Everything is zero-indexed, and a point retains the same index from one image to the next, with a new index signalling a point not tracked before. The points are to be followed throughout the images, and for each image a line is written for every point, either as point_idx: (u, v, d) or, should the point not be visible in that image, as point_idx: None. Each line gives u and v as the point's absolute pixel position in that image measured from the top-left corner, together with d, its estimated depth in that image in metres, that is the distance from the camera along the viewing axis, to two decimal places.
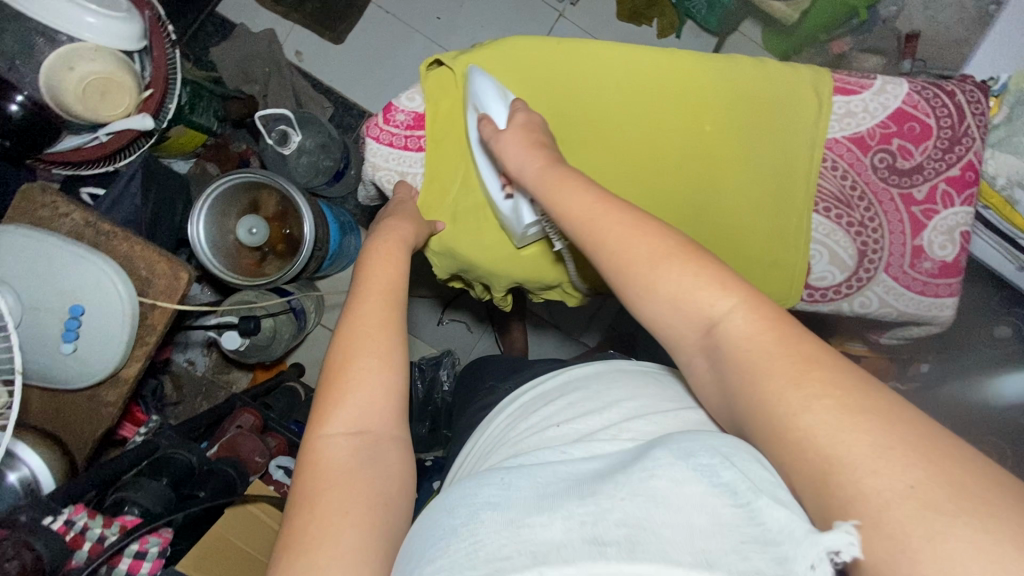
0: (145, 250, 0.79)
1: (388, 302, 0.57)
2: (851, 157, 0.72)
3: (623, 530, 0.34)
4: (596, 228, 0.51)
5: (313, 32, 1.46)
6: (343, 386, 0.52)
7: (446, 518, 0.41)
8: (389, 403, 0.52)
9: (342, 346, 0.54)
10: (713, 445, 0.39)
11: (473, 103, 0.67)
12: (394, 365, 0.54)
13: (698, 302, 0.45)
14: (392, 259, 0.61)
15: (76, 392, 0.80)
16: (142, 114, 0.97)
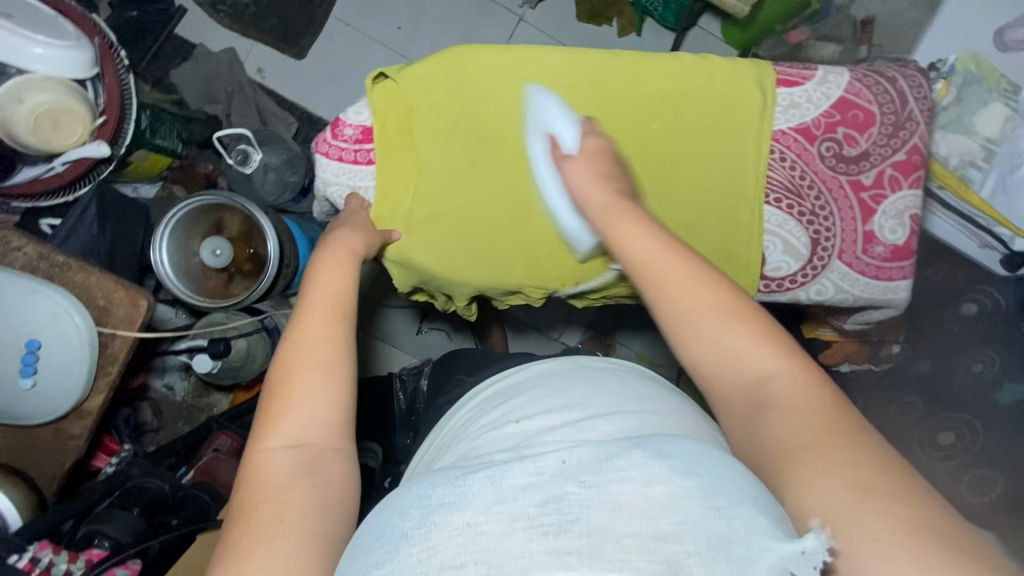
0: (101, 279, 0.79)
1: (332, 313, 0.57)
2: (798, 147, 0.72)
3: (587, 536, 0.34)
4: (657, 269, 0.51)
5: (274, 49, 1.45)
6: (284, 399, 0.52)
7: (398, 521, 0.38)
8: (333, 415, 0.52)
9: (286, 359, 0.54)
10: (685, 451, 0.39)
11: (541, 128, 0.68)
12: (339, 377, 0.54)
13: (750, 356, 0.47)
14: (340, 269, 0.61)
15: (41, 427, 0.79)
16: (97, 142, 0.96)
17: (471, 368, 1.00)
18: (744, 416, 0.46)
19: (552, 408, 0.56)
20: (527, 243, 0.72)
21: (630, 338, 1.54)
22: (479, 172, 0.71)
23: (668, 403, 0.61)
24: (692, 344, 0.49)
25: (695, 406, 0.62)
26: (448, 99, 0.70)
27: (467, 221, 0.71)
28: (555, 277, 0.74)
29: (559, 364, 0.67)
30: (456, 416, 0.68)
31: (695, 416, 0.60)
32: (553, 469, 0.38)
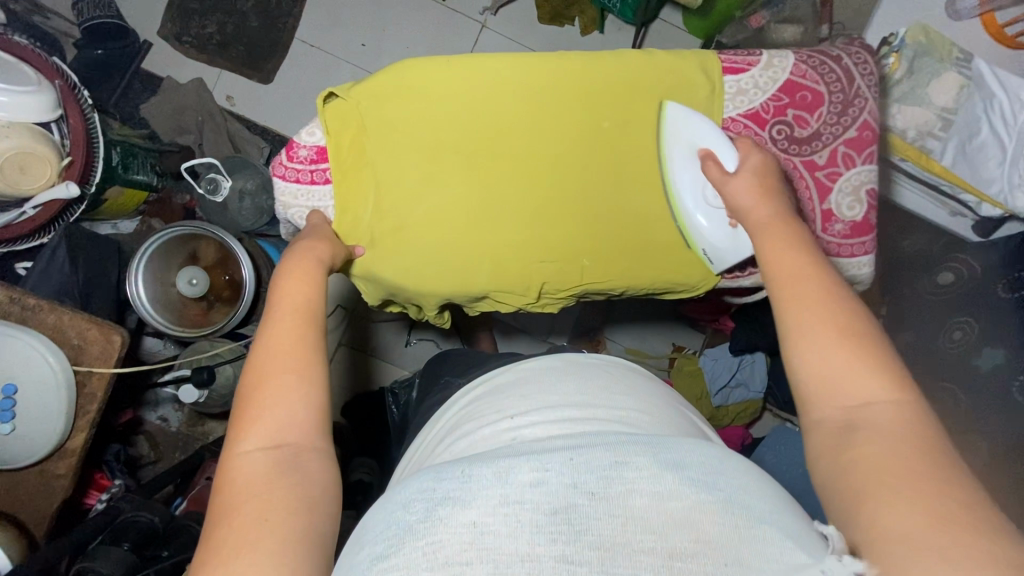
0: (73, 318, 0.79)
1: (303, 320, 0.58)
2: (749, 133, 0.73)
3: (598, 548, 0.34)
4: (794, 280, 0.48)
5: (241, 75, 1.46)
6: (260, 404, 0.52)
7: (402, 514, 0.39)
8: (309, 416, 0.53)
9: (259, 366, 0.54)
10: (701, 461, 0.40)
11: (688, 145, 0.68)
12: (313, 379, 0.54)
13: (860, 380, 0.42)
14: (308, 279, 0.62)
15: (25, 469, 0.80)
16: (66, 182, 0.97)
17: (458, 368, 1.01)
18: (831, 439, 0.41)
19: (537, 413, 0.57)
20: (505, 250, 0.72)
21: (618, 332, 1.55)
22: (439, 181, 0.71)
23: (650, 402, 0.61)
24: (805, 361, 0.44)
25: (669, 403, 0.63)
26: (398, 112, 0.70)
27: (427, 229, 0.71)
28: (518, 279, 0.74)
29: (545, 362, 0.68)
30: (443, 420, 0.69)
31: (668, 415, 0.61)
32: (560, 470, 0.39)
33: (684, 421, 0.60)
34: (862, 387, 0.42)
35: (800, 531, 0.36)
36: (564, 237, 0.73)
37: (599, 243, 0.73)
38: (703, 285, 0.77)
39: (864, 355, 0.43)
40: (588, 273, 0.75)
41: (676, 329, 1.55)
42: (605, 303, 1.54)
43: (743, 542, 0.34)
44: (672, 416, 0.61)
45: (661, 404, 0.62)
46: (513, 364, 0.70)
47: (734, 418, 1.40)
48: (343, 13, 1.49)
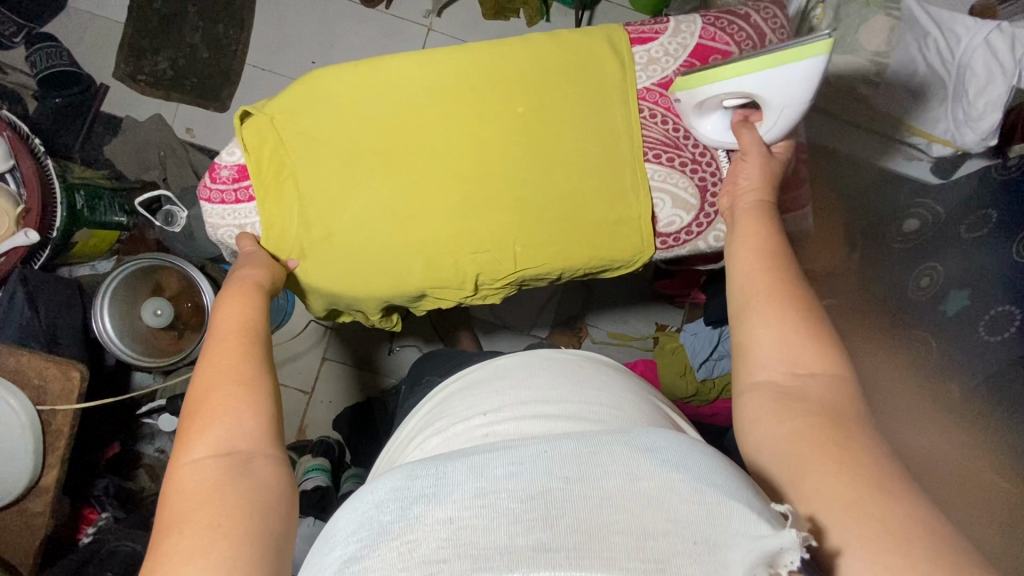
0: (32, 358, 0.82)
1: (244, 338, 0.58)
2: (665, 101, 0.73)
3: (574, 532, 0.34)
4: (753, 259, 0.58)
5: (198, 107, 1.48)
6: (206, 416, 0.51)
7: (375, 515, 0.37)
8: (258, 422, 0.52)
9: (205, 384, 0.54)
10: (671, 445, 0.39)
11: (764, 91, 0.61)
12: (258, 387, 0.54)
13: (797, 357, 0.51)
14: (248, 300, 0.63)
15: (4, 511, 0.81)
16: (25, 230, 0.99)
17: (434, 367, 1.01)
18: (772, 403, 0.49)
19: (513, 407, 0.57)
20: (454, 245, 0.72)
21: (600, 318, 1.53)
22: (364, 184, 0.71)
23: (614, 393, 0.60)
24: (754, 331, 0.54)
25: (622, 386, 0.63)
26: (315, 121, 0.71)
27: (359, 235, 0.71)
28: (453, 273, 0.74)
29: (523, 355, 0.68)
30: (412, 421, 0.69)
31: (632, 405, 0.59)
32: (532, 461, 0.38)
33: (628, 400, 0.60)
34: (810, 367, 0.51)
35: (762, 508, 0.36)
36: (496, 226, 0.72)
37: (540, 230, 0.73)
38: (640, 259, 0.77)
39: (807, 339, 0.52)
40: (525, 259, 0.74)
41: (658, 309, 1.53)
42: (582, 289, 1.53)
43: (714, 519, 0.34)
44: (634, 403, 0.60)
45: (625, 394, 0.61)
46: (486, 362, 0.69)
47: (722, 392, 1.35)
48: (290, 34, 1.52)
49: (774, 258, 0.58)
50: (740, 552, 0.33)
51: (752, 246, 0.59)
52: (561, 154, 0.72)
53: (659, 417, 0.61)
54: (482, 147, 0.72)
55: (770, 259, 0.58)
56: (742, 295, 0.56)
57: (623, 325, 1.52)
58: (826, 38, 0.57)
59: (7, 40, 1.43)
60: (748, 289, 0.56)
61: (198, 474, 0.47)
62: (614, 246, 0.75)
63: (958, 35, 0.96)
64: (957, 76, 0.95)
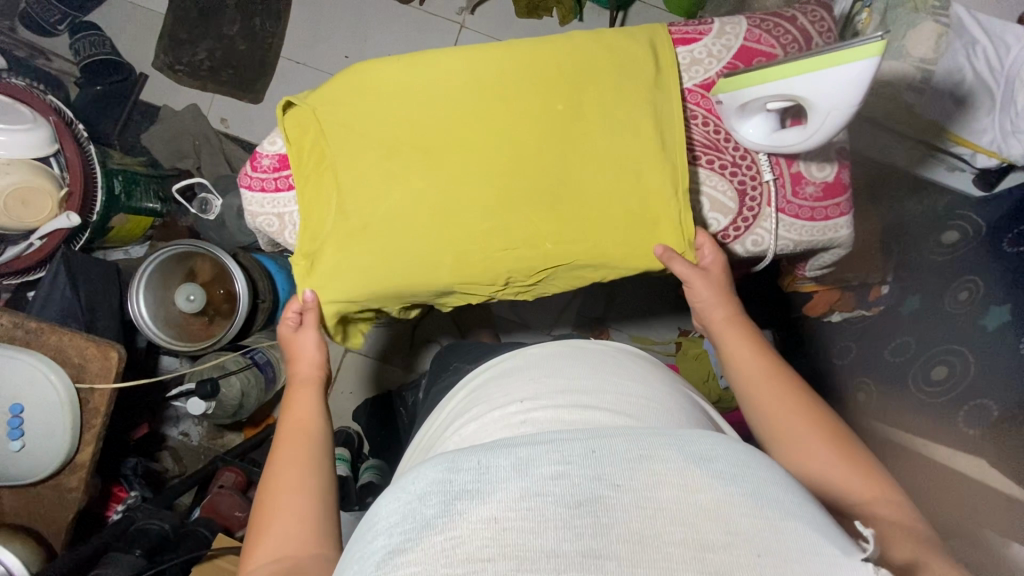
0: (73, 338, 0.84)
1: (302, 443, 0.62)
2: (707, 103, 0.74)
3: (626, 541, 0.33)
4: (761, 388, 0.61)
5: (233, 97, 1.51)
6: (267, 519, 0.54)
7: (418, 507, 0.37)
8: (308, 525, 0.54)
9: (265, 486, 0.57)
10: (727, 454, 0.38)
11: (809, 93, 0.59)
12: (308, 491, 0.56)
13: (848, 480, 0.52)
14: (308, 395, 0.69)
15: (42, 484, 0.84)
16: (67, 212, 1.03)
17: (464, 354, 1.02)
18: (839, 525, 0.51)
19: (547, 398, 0.57)
20: (484, 242, 0.72)
21: (622, 321, 1.52)
22: (400, 180, 0.71)
23: (650, 387, 0.60)
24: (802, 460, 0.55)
25: (662, 382, 0.63)
26: (356, 114, 0.72)
27: (392, 228, 0.72)
28: (481, 270, 0.74)
29: (548, 347, 0.68)
30: (443, 412, 0.69)
31: (669, 401, 0.59)
32: (580, 462, 0.37)
33: (667, 398, 0.59)
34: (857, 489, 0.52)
35: (829, 526, 0.35)
36: (527, 224, 0.72)
37: (573, 233, 0.72)
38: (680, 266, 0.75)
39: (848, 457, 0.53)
40: (555, 258, 0.74)
41: (681, 313, 1.52)
42: (605, 291, 1.52)
43: (777, 534, 0.33)
44: (671, 400, 0.59)
45: (660, 388, 0.61)
46: (515, 351, 0.69)
47: None
48: (324, 28, 1.53)
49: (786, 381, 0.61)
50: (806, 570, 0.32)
51: (757, 368, 0.62)
52: (596, 152, 0.71)
53: (694, 414, 0.60)
54: (518, 144, 0.72)
55: (776, 384, 0.60)
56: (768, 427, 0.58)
57: (645, 329, 1.51)
58: (877, 41, 0.54)
59: (51, 27, 1.47)
60: (775, 419, 0.58)
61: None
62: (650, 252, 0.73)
63: (1008, 44, 0.94)
64: (1006, 86, 0.94)
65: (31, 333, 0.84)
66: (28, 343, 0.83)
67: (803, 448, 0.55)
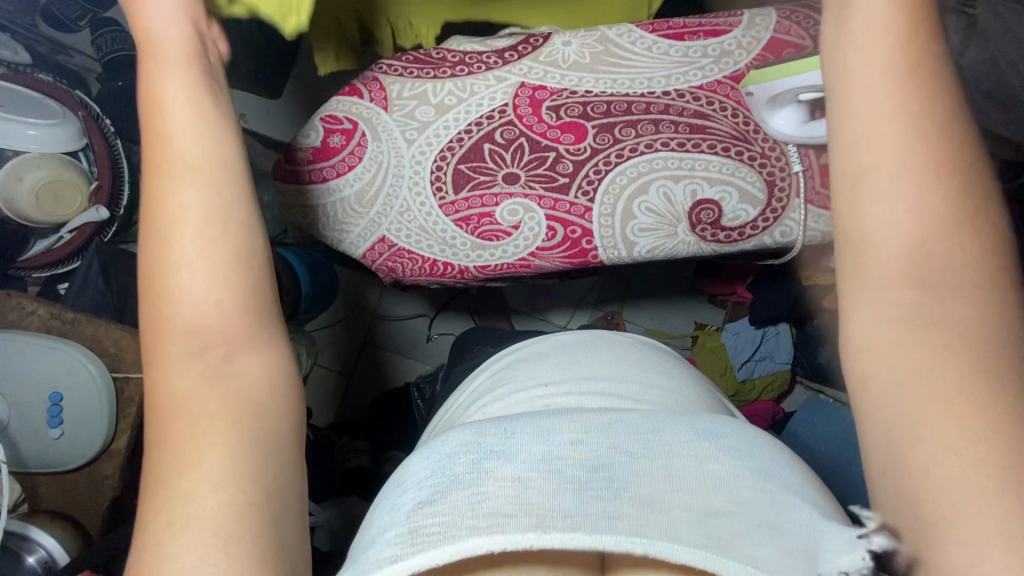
0: (108, 328, 0.86)
1: (204, 185, 0.45)
2: (736, 94, 0.73)
3: (637, 504, 0.37)
4: (874, 145, 0.43)
5: (251, 93, 1.52)
6: (169, 288, 0.42)
7: (448, 464, 0.41)
8: (227, 300, 0.43)
9: (157, 244, 0.43)
10: (733, 435, 0.43)
11: None
12: (228, 260, 0.44)
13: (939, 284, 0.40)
14: (200, 106, 0.49)
15: (77, 471, 0.85)
16: (96, 206, 1.07)
17: (485, 339, 1.03)
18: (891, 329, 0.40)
19: (569, 377, 0.60)
20: None
21: (637, 312, 1.53)
22: None
23: (669, 375, 0.62)
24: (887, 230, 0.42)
25: (679, 368, 0.66)
26: None
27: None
28: None
29: (573, 335, 0.68)
30: (467, 391, 0.70)
31: (688, 388, 0.61)
32: (596, 432, 0.42)
33: (686, 385, 0.62)
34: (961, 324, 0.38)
35: (823, 504, 0.39)
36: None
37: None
38: None
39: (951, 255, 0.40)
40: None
41: (697, 304, 1.52)
42: (621, 283, 1.53)
43: (778, 506, 0.37)
44: (688, 386, 0.62)
45: (679, 379, 0.63)
46: (540, 337, 0.70)
47: (761, 393, 1.34)
48: None
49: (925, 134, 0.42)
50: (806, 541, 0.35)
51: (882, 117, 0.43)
52: None
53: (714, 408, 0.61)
54: None
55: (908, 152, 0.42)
56: (858, 165, 0.43)
57: (661, 321, 1.52)
58: None
59: (73, 24, 1.48)
60: (876, 158, 0.42)
61: (182, 345, 0.42)
62: None
63: None
64: None
65: (69, 324, 0.86)
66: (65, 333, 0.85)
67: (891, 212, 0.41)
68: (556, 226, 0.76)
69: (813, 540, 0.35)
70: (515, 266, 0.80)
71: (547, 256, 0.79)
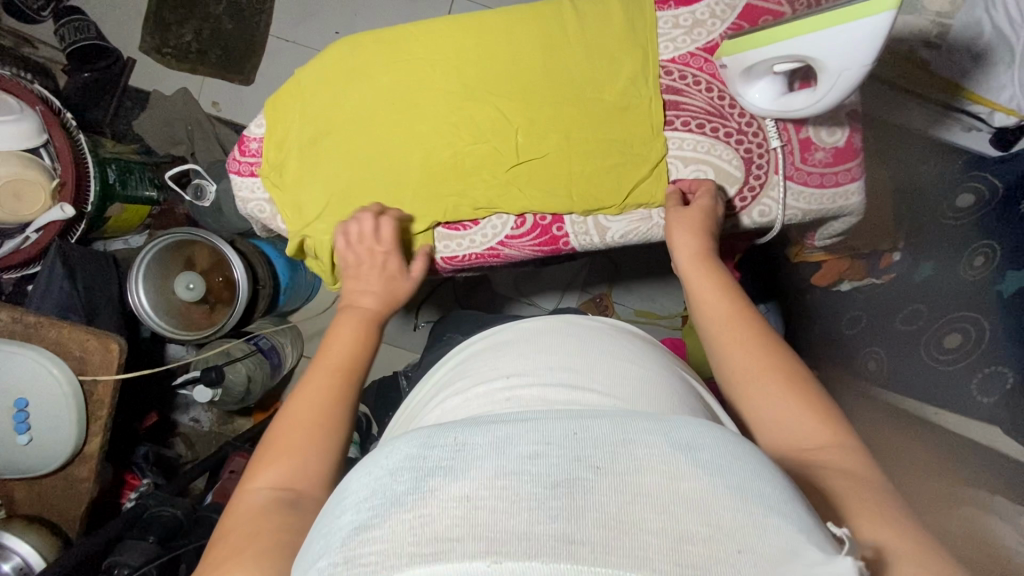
0: (72, 331, 0.83)
1: (334, 371, 0.57)
2: (710, 67, 0.70)
3: (603, 525, 0.29)
4: (725, 327, 0.58)
5: (223, 80, 1.47)
6: (281, 443, 0.51)
7: (389, 482, 0.33)
8: (319, 462, 0.51)
9: (287, 410, 0.53)
10: (714, 444, 0.35)
11: (816, 57, 0.56)
12: (330, 433, 0.53)
13: (810, 424, 0.51)
14: (350, 323, 0.62)
15: (52, 476, 0.85)
16: (60, 204, 1.01)
17: (464, 326, 1.01)
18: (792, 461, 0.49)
19: (537, 375, 0.56)
20: (454, 190, 0.72)
21: (625, 294, 1.50)
22: (371, 154, 0.71)
23: (646, 365, 0.59)
24: (754, 397, 0.54)
25: (660, 360, 0.63)
26: (326, 110, 0.72)
27: (367, 155, 0.71)
28: (448, 187, 0.72)
29: (543, 321, 0.66)
30: (431, 380, 0.68)
31: (668, 381, 0.58)
32: (559, 442, 0.33)
33: (669, 378, 0.59)
34: (807, 429, 0.51)
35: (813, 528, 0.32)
36: (490, 118, 0.70)
37: (562, 165, 0.71)
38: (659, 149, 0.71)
39: (808, 401, 0.52)
40: (525, 198, 0.72)
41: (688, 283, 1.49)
42: (609, 264, 1.50)
43: (762, 528, 0.29)
44: (667, 381, 0.58)
45: (655, 370, 0.59)
46: (505, 325, 0.68)
47: None
48: (312, 3, 1.48)
49: (757, 323, 0.58)
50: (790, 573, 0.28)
51: (720, 306, 0.60)
52: (577, 126, 0.70)
53: (688, 399, 0.57)
54: (484, 115, 0.70)
55: (735, 321, 0.58)
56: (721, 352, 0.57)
57: (649, 302, 1.49)
58: None
59: (35, 14, 1.43)
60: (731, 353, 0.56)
61: (270, 481, 0.48)
62: (608, 154, 0.70)
63: None
64: None
65: (31, 328, 0.83)
66: (27, 336, 0.83)
67: (757, 386, 0.54)
68: (525, 214, 0.75)
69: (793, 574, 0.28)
70: (484, 256, 0.78)
71: (517, 244, 0.77)
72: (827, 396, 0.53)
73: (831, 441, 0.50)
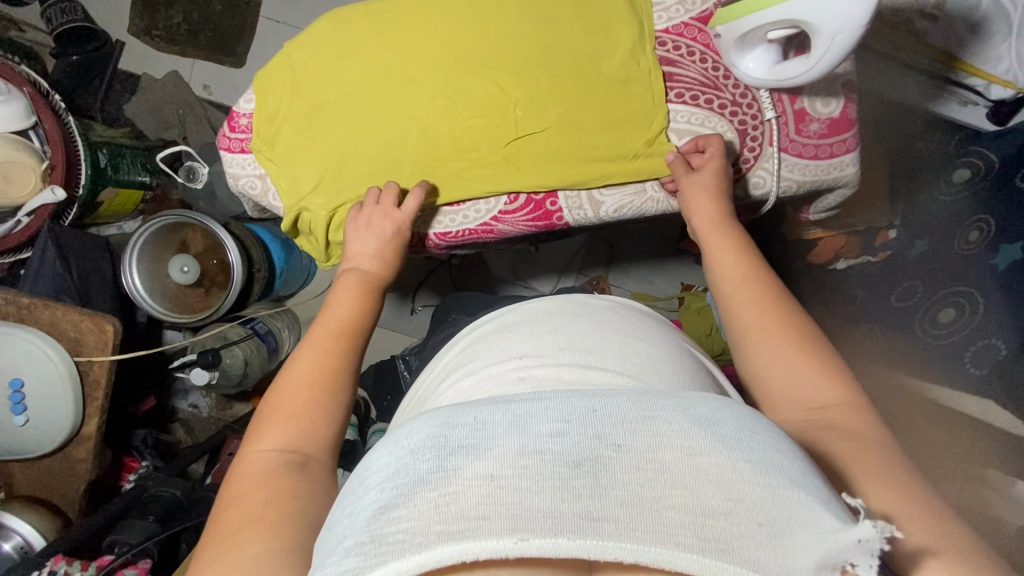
0: (67, 312, 0.83)
1: (330, 338, 0.58)
2: (705, 37, 0.70)
3: (624, 503, 0.29)
4: (742, 291, 0.58)
5: (214, 63, 1.46)
6: (284, 409, 0.52)
7: (410, 462, 0.33)
8: (326, 430, 0.53)
9: (286, 377, 0.55)
10: (733, 419, 0.35)
11: (811, 21, 0.56)
12: (332, 400, 0.54)
13: (820, 388, 0.51)
14: (348, 291, 0.64)
15: (51, 457, 0.85)
16: (51, 186, 1.00)
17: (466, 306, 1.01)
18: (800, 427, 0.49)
19: (547, 355, 0.56)
20: (448, 166, 0.71)
21: (622, 276, 1.50)
22: (365, 128, 0.71)
23: (654, 343, 0.59)
24: (765, 359, 0.54)
25: (653, 329, 0.63)
26: (317, 84, 0.72)
27: (362, 131, 0.71)
28: (444, 162, 0.71)
29: (553, 301, 0.66)
30: (443, 360, 0.68)
31: (673, 358, 0.59)
32: (580, 419, 0.34)
33: (665, 348, 0.60)
34: (818, 394, 0.51)
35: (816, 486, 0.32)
36: (486, 93, 0.69)
37: (558, 139, 0.70)
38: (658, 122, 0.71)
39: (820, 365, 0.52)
40: (524, 173, 0.71)
41: (685, 265, 1.48)
42: (606, 246, 1.50)
43: (779, 500, 0.30)
44: (670, 356, 0.58)
45: (662, 346, 0.59)
46: (518, 303, 0.68)
47: None
48: None
49: (771, 288, 0.58)
50: (805, 543, 0.28)
51: (737, 268, 0.60)
52: (572, 100, 0.69)
53: (694, 373, 0.57)
54: (478, 88, 0.69)
55: (749, 284, 0.59)
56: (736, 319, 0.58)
57: (645, 284, 1.49)
58: None
59: None
60: (744, 318, 0.57)
61: (271, 444, 0.50)
62: (605, 129, 0.70)
63: None
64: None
65: (26, 308, 0.83)
66: (21, 317, 0.83)
67: (769, 349, 0.54)
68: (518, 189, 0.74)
69: (810, 541, 0.28)
70: (477, 232, 0.77)
71: (512, 220, 0.76)
72: (842, 361, 0.53)
73: (841, 400, 0.50)
